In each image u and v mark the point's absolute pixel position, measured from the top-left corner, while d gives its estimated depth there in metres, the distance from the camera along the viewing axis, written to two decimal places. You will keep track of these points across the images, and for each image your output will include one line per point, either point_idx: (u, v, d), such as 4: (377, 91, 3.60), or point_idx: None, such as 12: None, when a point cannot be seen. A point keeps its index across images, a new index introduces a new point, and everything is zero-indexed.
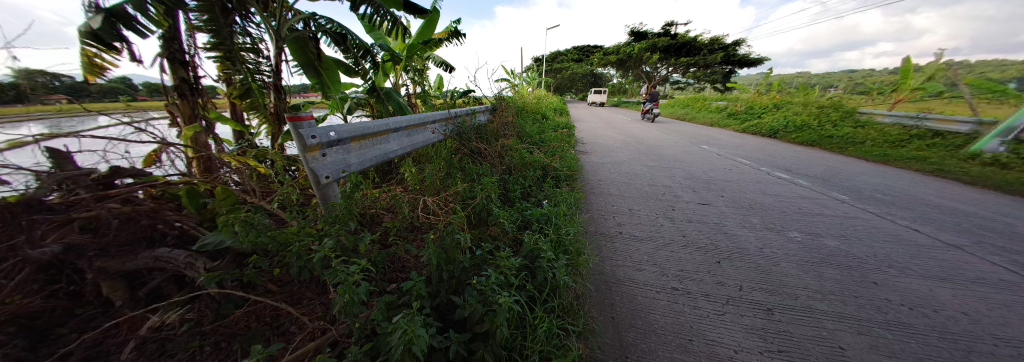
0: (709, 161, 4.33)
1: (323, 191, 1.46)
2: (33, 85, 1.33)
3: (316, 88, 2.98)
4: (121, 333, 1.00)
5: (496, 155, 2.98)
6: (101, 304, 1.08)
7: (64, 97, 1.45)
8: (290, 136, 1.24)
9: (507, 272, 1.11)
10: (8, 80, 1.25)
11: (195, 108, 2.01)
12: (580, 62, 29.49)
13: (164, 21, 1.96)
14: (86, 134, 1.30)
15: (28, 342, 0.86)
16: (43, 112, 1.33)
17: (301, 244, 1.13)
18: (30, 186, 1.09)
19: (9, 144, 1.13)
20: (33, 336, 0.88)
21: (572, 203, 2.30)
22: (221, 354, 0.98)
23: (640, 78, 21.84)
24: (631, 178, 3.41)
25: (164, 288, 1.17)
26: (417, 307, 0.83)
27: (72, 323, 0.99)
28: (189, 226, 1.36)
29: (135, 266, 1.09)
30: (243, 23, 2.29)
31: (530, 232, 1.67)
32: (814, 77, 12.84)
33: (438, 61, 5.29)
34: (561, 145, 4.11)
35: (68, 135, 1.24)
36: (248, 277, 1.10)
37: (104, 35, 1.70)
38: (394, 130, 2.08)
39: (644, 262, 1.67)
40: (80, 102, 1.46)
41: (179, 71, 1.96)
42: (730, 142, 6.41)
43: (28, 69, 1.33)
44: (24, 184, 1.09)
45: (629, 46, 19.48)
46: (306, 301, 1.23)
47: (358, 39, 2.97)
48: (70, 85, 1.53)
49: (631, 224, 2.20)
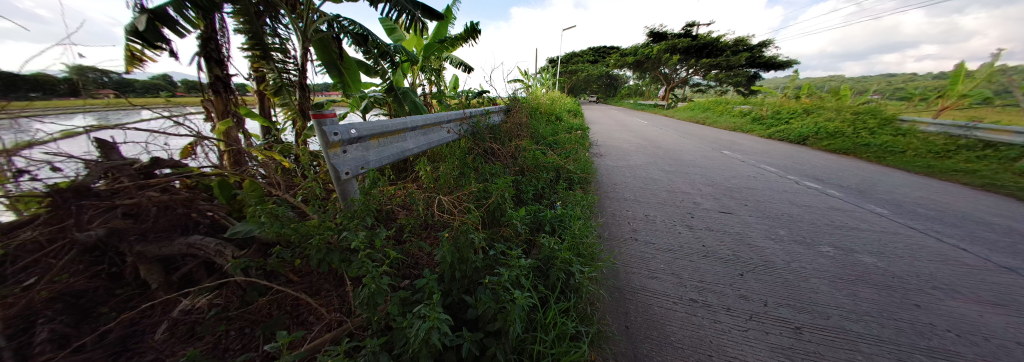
0: (731, 168, 4.15)
1: (342, 186, 1.51)
2: (84, 80, 1.46)
3: (338, 87, 3.11)
4: (156, 314, 1.08)
5: (510, 155, 2.99)
6: (139, 286, 1.17)
7: (112, 93, 1.56)
8: (315, 132, 1.30)
9: (520, 272, 1.10)
10: (63, 75, 1.40)
11: (227, 104, 2.15)
12: (595, 63, 29.09)
13: (203, 23, 2.06)
14: (129, 127, 1.41)
15: (71, 319, 0.96)
16: (92, 105, 1.46)
17: (322, 237, 1.16)
18: (80, 174, 1.22)
19: (65, 134, 1.25)
20: (76, 313, 0.99)
21: (585, 206, 2.27)
22: (245, 339, 1.03)
23: (658, 80, 21.26)
24: (647, 183, 3.32)
25: (195, 274, 1.24)
26: (431, 305, 0.83)
27: (112, 303, 1.07)
28: (219, 215, 1.43)
29: (170, 252, 1.16)
30: (273, 24, 2.41)
31: (543, 234, 1.65)
32: (846, 80, 12.08)
33: (456, 62, 5.40)
34: (575, 146, 4.05)
35: (112, 127, 1.35)
36: (270, 267, 1.14)
37: (147, 35, 1.84)
38: (411, 129, 2.13)
39: (662, 271, 1.61)
40: (125, 97, 1.57)
41: (215, 70, 2.09)
42: (754, 147, 6.12)
43: (81, 65, 1.46)
44: (74, 171, 1.20)
45: (647, 47, 18.95)
46: (324, 292, 1.26)
47: (378, 40, 3.06)
48: (118, 81, 1.63)
49: (647, 230, 2.14)
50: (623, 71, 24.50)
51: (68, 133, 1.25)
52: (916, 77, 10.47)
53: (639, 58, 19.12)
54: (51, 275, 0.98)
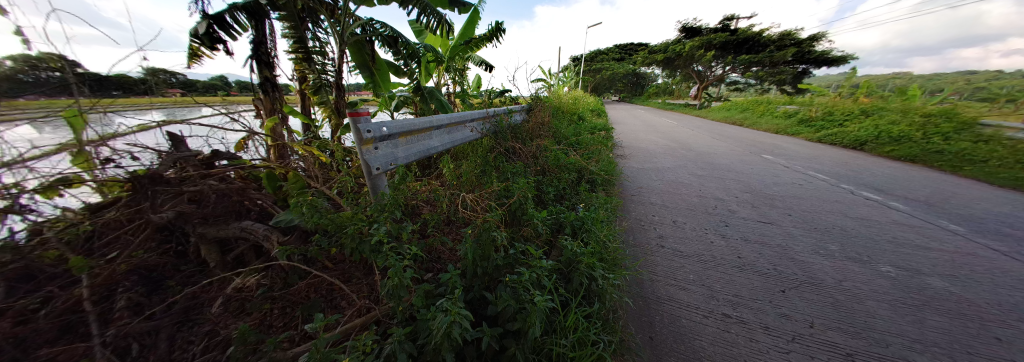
0: (771, 174, 3.82)
1: (373, 181, 1.59)
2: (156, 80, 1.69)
3: (370, 87, 3.28)
4: (213, 289, 1.24)
5: (531, 155, 2.99)
6: (199, 264, 1.35)
7: (177, 91, 1.80)
8: (351, 130, 1.38)
9: (541, 272, 1.10)
10: (138, 77, 1.61)
11: (274, 102, 2.34)
12: (621, 61, 28.10)
13: (253, 27, 2.29)
14: (193, 122, 1.65)
15: (145, 289, 1.14)
16: (161, 102, 1.67)
17: (355, 227, 1.24)
18: (152, 163, 1.52)
19: (140, 128, 1.55)
20: (149, 285, 1.17)
21: (608, 209, 2.21)
22: (286, 318, 1.13)
23: (690, 79, 20.09)
24: (675, 187, 3.16)
25: (246, 256, 1.38)
26: (455, 300, 0.86)
27: (177, 277, 1.26)
28: (267, 204, 1.58)
29: (227, 234, 1.31)
30: (314, 29, 2.59)
31: (564, 236, 1.63)
32: (915, 78, 10.64)
33: (479, 61, 5.47)
34: (599, 147, 3.94)
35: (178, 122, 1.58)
36: (310, 253, 1.24)
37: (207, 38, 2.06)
38: (437, 127, 2.19)
39: (691, 282, 1.53)
40: (189, 95, 1.78)
41: (264, 72, 2.29)
42: (799, 152, 5.59)
43: (154, 67, 1.67)
44: (149, 161, 1.52)
45: (679, 44, 17.94)
46: (355, 279, 1.34)
47: (407, 41, 3.18)
48: (183, 81, 1.85)
49: (674, 237, 2.04)
50: (652, 69, 23.43)
51: (142, 127, 1.55)
52: (1006, 74, 9.00)
53: (669, 56, 18.16)
54: (129, 252, 1.18)
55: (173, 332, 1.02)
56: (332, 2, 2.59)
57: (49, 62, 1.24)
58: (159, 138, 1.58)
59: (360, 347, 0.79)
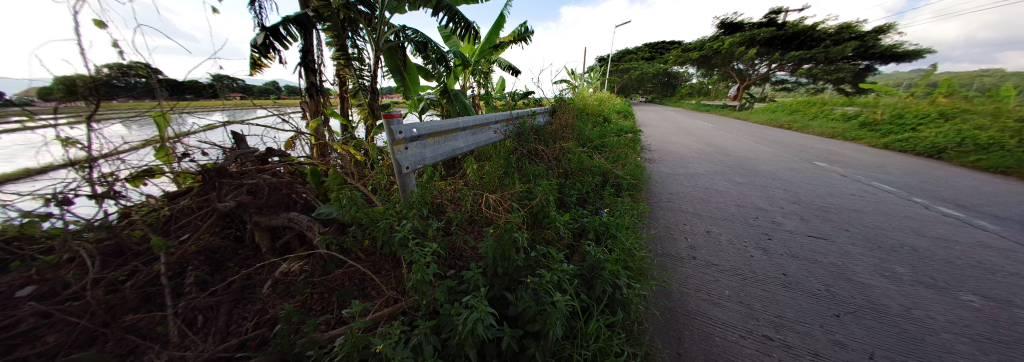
0: (823, 183, 3.44)
1: (403, 179, 1.68)
2: (223, 86, 2.03)
3: (401, 90, 3.47)
4: (264, 272, 1.41)
5: (553, 157, 2.97)
6: (252, 249, 1.56)
7: (238, 95, 2.10)
8: (384, 131, 1.48)
9: (562, 276, 1.09)
10: (209, 82, 1.94)
11: (317, 105, 2.57)
12: (651, 61, 26.88)
13: (302, 37, 2.53)
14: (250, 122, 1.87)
15: (210, 267, 1.39)
16: (225, 105, 1.98)
17: (387, 223, 1.32)
18: (217, 158, 1.84)
19: (209, 127, 1.85)
20: (212, 263, 1.43)
21: (634, 215, 2.13)
22: (323, 303, 1.24)
23: (728, 78, 18.69)
24: (709, 194, 2.97)
25: (291, 244, 1.53)
26: (477, 299, 0.89)
27: (236, 259, 1.48)
28: (310, 197, 1.73)
29: (276, 223, 1.47)
30: (353, 37, 2.80)
31: (586, 241, 1.60)
32: (1016, 73, 8.98)
33: (504, 64, 5.56)
34: (625, 150, 3.81)
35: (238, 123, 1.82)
36: (346, 244, 1.34)
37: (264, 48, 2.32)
38: (462, 129, 2.27)
39: (726, 298, 1.42)
40: (247, 99, 2.08)
41: (310, 77, 2.53)
42: (859, 159, 4.97)
43: (220, 75, 1.99)
44: (215, 156, 1.84)
45: (716, 40, 16.76)
46: (384, 272, 1.42)
47: (436, 46, 3.32)
48: (244, 85, 2.17)
49: (707, 248, 1.91)
50: (686, 69, 22.13)
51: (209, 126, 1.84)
52: None
53: (705, 54, 17.03)
54: (198, 234, 1.45)
55: (230, 308, 1.21)
56: (370, 12, 2.79)
57: (138, 70, 1.68)
58: (224, 136, 1.87)
59: (388, 336, 0.84)
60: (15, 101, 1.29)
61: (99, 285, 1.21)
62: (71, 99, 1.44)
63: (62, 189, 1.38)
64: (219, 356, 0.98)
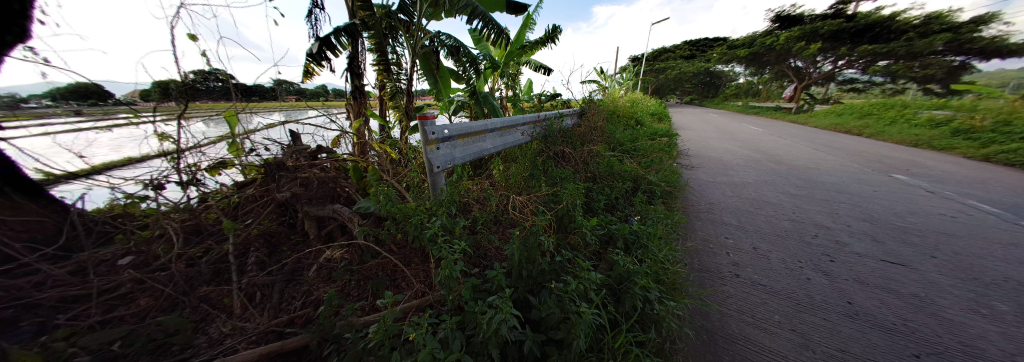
0: (902, 199, 2.95)
1: (433, 178, 1.75)
2: (281, 89, 2.34)
3: (433, 93, 3.63)
4: (311, 257, 1.57)
5: (581, 160, 2.90)
6: (301, 235, 1.74)
7: (293, 97, 2.41)
8: (419, 131, 1.57)
9: (589, 285, 1.06)
10: (271, 86, 2.26)
11: (361, 107, 2.78)
12: (692, 59, 25.13)
13: (349, 45, 2.77)
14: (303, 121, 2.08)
15: (268, 249, 1.60)
16: (283, 106, 2.27)
17: (419, 219, 1.39)
18: (276, 153, 2.04)
19: (270, 126, 2.09)
20: (269, 245, 1.64)
21: (668, 224, 2.00)
22: (358, 290, 1.35)
23: (783, 78, 16.82)
24: (755, 206, 2.69)
25: (334, 233, 1.68)
26: (502, 300, 0.90)
27: (289, 244, 1.67)
28: (351, 191, 1.88)
29: (323, 213, 1.63)
30: (393, 43, 2.99)
31: (615, 249, 1.54)
32: None
33: (533, 66, 5.56)
34: (659, 155, 3.60)
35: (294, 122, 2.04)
36: (382, 237, 1.44)
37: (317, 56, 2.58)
38: (491, 130, 2.31)
39: (777, 325, 1.25)
40: (302, 101, 2.36)
41: (355, 81, 2.75)
42: (953, 173, 4.17)
43: (281, 80, 2.29)
44: (275, 152, 2.05)
45: (769, 36, 15.18)
46: (413, 265, 1.49)
47: (467, 50, 3.43)
48: (298, 89, 2.48)
49: (752, 266, 1.73)
50: (731, 67, 20.35)
51: (270, 124, 2.10)
52: None
53: (755, 51, 15.51)
54: (260, 219, 1.69)
55: (282, 287, 1.37)
56: (409, 19, 2.95)
57: (219, 75, 1.96)
58: (282, 134, 2.10)
59: (417, 328, 0.88)
60: (122, 101, 1.59)
61: (182, 258, 1.45)
62: (166, 100, 1.74)
63: (156, 176, 1.69)
64: (273, 329, 1.11)
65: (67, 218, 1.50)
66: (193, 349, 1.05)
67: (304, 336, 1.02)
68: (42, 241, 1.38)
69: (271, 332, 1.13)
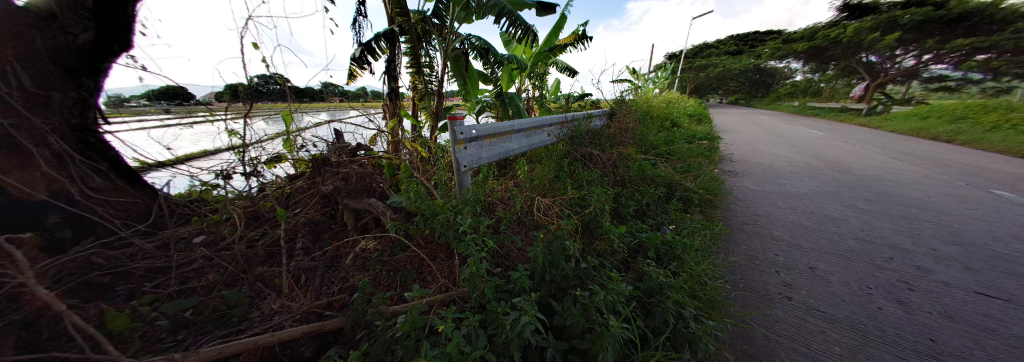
0: (1014, 221, 2.41)
1: (460, 177, 1.79)
2: (328, 91, 2.55)
3: (462, 94, 3.73)
4: (348, 246, 1.69)
5: (610, 163, 2.79)
6: (341, 226, 1.88)
7: (337, 98, 2.60)
8: (448, 131, 1.61)
9: (615, 294, 1.01)
10: (319, 89, 2.48)
11: (396, 108, 2.94)
12: (738, 55, 23.01)
13: (388, 50, 2.95)
14: (345, 121, 2.25)
15: (312, 236, 1.76)
16: (329, 107, 2.47)
17: (445, 216, 1.43)
18: (322, 150, 2.24)
19: (318, 124, 2.28)
20: (314, 233, 1.80)
21: (705, 235, 1.85)
22: (389, 280, 1.43)
23: (852, 75, 14.71)
24: (812, 220, 2.38)
25: (369, 225, 1.79)
26: (524, 302, 0.90)
27: (330, 233, 1.82)
28: (385, 186, 1.99)
29: (360, 206, 1.76)
30: (427, 47, 3.13)
31: (645, 259, 1.45)
32: None
33: (562, 66, 5.46)
34: (698, 160, 3.34)
35: (337, 121, 2.21)
36: (412, 231, 1.51)
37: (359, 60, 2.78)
38: (517, 131, 2.31)
39: (838, 358, 1.08)
40: (344, 102, 2.55)
41: (391, 83, 2.92)
42: None
43: (328, 83, 2.51)
44: (321, 149, 2.24)
45: (835, 27, 13.38)
46: (439, 260, 1.53)
47: (497, 51, 3.47)
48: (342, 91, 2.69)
49: (807, 288, 1.53)
50: (786, 64, 18.28)
51: (318, 124, 2.30)
52: None
53: (817, 44, 13.75)
54: (306, 209, 1.87)
55: (323, 272, 1.49)
56: (442, 23, 3.06)
57: (278, 79, 2.21)
58: (327, 132, 2.29)
59: (442, 323, 0.90)
60: (202, 101, 1.91)
61: (244, 240, 1.65)
62: (235, 101, 2.00)
63: (225, 168, 1.93)
64: (313, 310, 1.21)
65: (154, 202, 1.82)
66: (248, 321, 1.18)
67: (339, 319, 1.09)
68: (138, 219, 1.67)
69: (312, 313, 1.23)
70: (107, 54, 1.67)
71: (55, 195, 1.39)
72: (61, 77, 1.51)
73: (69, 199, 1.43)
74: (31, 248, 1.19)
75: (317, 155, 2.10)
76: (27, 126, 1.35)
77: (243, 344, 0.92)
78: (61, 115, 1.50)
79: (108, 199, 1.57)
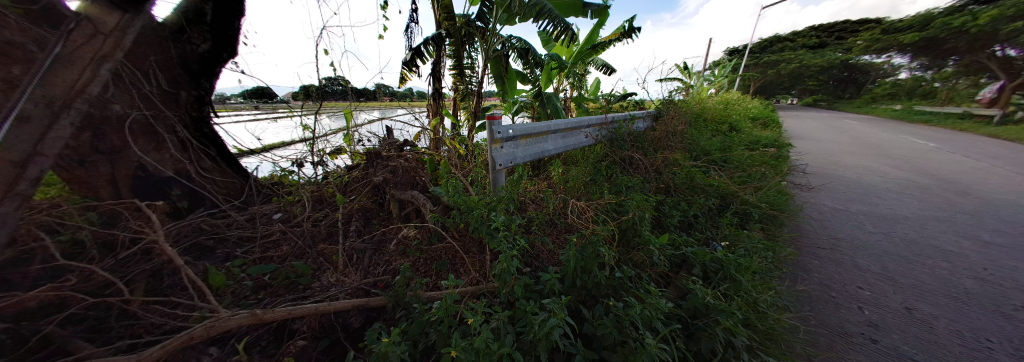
0: None
1: (495, 175, 1.83)
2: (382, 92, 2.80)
3: (501, 94, 3.80)
4: (392, 233, 1.84)
5: (652, 168, 2.60)
6: (387, 214, 2.06)
7: (389, 98, 2.84)
8: (486, 130, 1.67)
9: (651, 308, 0.94)
10: (375, 89, 2.73)
11: (439, 107, 3.11)
12: (820, 50, 19.68)
13: (434, 53, 3.14)
14: (395, 118, 2.44)
15: (362, 222, 1.96)
16: (382, 105, 2.71)
17: (480, 212, 1.48)
18: (375, 144, 2.39)
19: (373, 121, 2.49)
20: (364, 219, 2.00)
21: (764, 255, 1.63)
22: (426, 268, 1.53)
23: (980, 71, 11.14)
24: (915, 251, 1.95)
25: (411, 215, 1.93)
26: (554, 305, 0.89)
27: (378, 220, 2.00)
28: (426, 180, 2.12)
29: (404, 198, 1.90)
30: (469, 49, 3.25)
31: (689, 276, 1.33)
32: None
33: (604, 65, 5.24)
34: (761, 169, 2.94)
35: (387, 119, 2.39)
36: (449, 225, 1.59)
37: (408, 62, 3.00)
38: (553, 132, 2.29)
39: None
40: (395, 101, 2.75)
41: (436, 84, 3.09)
42: None
43: (382, 84, 2.75)
44: (373, 143, 2.39)
45: (961, 12, 10.70)
46: (472, 253, 1.59)
47: (536, 52, 3.47)
48: (393, 92, 2.93)
49: (900, 331, 1.26)
50: (886, 59, 15.11)
51: (372, 120, 2.53)
52: None
53: (933, 34, 11.16)
54: (359, 197, 2.08)
55: (371, 254, 1.66)
56: (484, 26, 3.15)
57: (342, 81, 2.49)
58: (379, 128, 2.48)
59: (472, 314, 0.94)
60: (283, 100, 2.27)
61: (309, 219, 1.91)
62: (308, 100, 2.34)
63: (298, 157, 2.27)
64: (361, 287, 1.36)
65: (246, 184, 2.18)
66: (310, 289, 1.37)
67: (382, 298, 1.20)
68: (234, 197, 2.03)
69: (360, 290, 1.38)
70: (220, 61, 2.04)
71: (178, 173, 1.78)
72: (186, 80, 1.89)
73: (188, 177, 1.82)
74: (162, 213, 1.53)
75: (370, 149, 2.28)
76: (161, 118, 1.74)
77: (306, 308, 1.04)
78: (186, 109, 1.90)
79: (213, 179, 1.94)
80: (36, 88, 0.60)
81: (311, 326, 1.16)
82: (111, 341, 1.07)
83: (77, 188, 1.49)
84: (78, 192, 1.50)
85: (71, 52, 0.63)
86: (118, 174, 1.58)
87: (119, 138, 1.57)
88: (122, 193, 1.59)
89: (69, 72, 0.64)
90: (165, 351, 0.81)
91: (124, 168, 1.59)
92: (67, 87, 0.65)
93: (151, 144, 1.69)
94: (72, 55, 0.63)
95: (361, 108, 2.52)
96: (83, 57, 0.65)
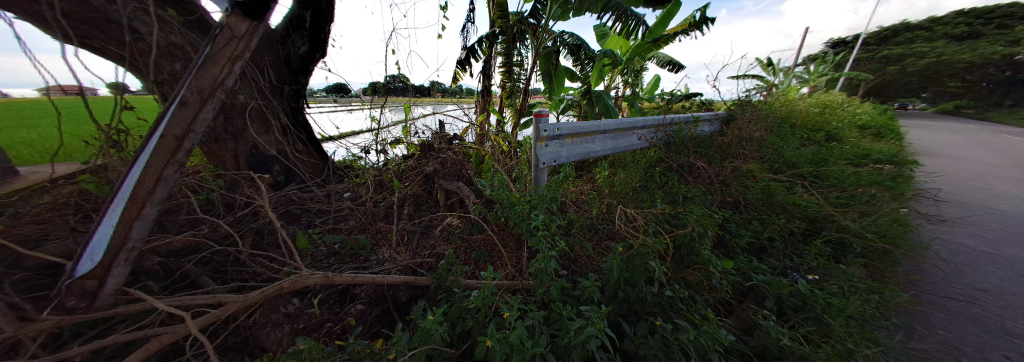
0: None
1: (538, 173, 1.82)
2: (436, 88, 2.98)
3: (548, 92, 3.75)
4: (438, 220, 1.97)
5: (715, 178, 2.30)
6: (434, 202, 2.21)
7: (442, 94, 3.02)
8: (532, 127, 1.68)
9: (705, 336, 0.84)
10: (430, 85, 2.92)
11: (487, 103, 3.19)
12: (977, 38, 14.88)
13: (486, 50, 3.23)
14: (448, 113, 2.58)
15: (413, 207, 2.13)
16: (435, 101, 2.89)
17: (521, 209, 1.49)
18: (427, 137, 2.56)
19: (427, 115, 2.67)
20: (414, 205, 2.18)
21: (866, 296, 1.32)
22: (466, 257, 1.60)
23: None
24: None
25: (456, 204, 2.03)
26: (594, 313, 0.85)
27: (426, 207, 2.16)
28: (470, 173, 2.21)
29: (451, 189, 2.01)
30: (520, 46, 3.26)
31: (757, 308, 1.14)
32: None
33: (665, 61, 4.78)
34: (869, 188, 2.36)
35: (440, 113, 2.54)
36: (491, 218, 1.63)
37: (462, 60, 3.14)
38: (602, 132, 2.16)
39: None
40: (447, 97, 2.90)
41: (486, 80, 3.19)
42: None
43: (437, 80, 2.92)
44: (427, 136, 2.57)
45: None
46: (510, 248, 1.61)
47: (589, 47, 3.32)
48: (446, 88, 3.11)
49: None
50: None
51: (426, 114, 2.71)
52: None
53: None
54: (411, 184, 2.26)
55: (419, 237, 1.80)
56: (537, 22, 3.13)
57: (403, 78, 2.73)
58: (432, 122, 2.66)
59: (508, 309, 0.95)
60: (356, 95, 2.58)
61: (371, 200, 2.15)
62: (374, 95, 2.62)
63: (366, 145, 2.55)
64: (410, 266, 1.49)
65: (325, 165, 2.55)
66: (369, 262, 1.54)
67: (427, 279, 1.29)
68: (316, 175, 2.40)
69: (409, 268, 1.52)
70: (313, 60, 2.41)
71: (279, 152, 2.17)
72: (288, 76, 2.28)
73: (285, 156, 2.20)
74: (266, 184, 1.88)
75: (424, 141, 2.46)
76: (270, 107, 2.13)
77: (366, 277, 1.18)
78: (287, 100, 2.30)
79: (302, 159, 2.31)
80: (193, 80, 0.78)
81: (368, 294, 1.32)
82: (226, 281, 1.37)
83: (212, 159, 1.92)
84: (213, 163, 1.93)
85: (216, 53, 0.80)
86: (238, 151, 1.99)
87: (241, 121, 1.97)
88: (241, 165, 2.00)
89: (213, 68, 0.82)
90: (262, 296, 0.99)
91: (243, 146, 2.00)
92: (211, 80, 0.83)
93: (262, 127, 2.08)
94: (216, 55, 0.80)
95: (418, 103, 2.72)
96: (224, 57, 0.82)
